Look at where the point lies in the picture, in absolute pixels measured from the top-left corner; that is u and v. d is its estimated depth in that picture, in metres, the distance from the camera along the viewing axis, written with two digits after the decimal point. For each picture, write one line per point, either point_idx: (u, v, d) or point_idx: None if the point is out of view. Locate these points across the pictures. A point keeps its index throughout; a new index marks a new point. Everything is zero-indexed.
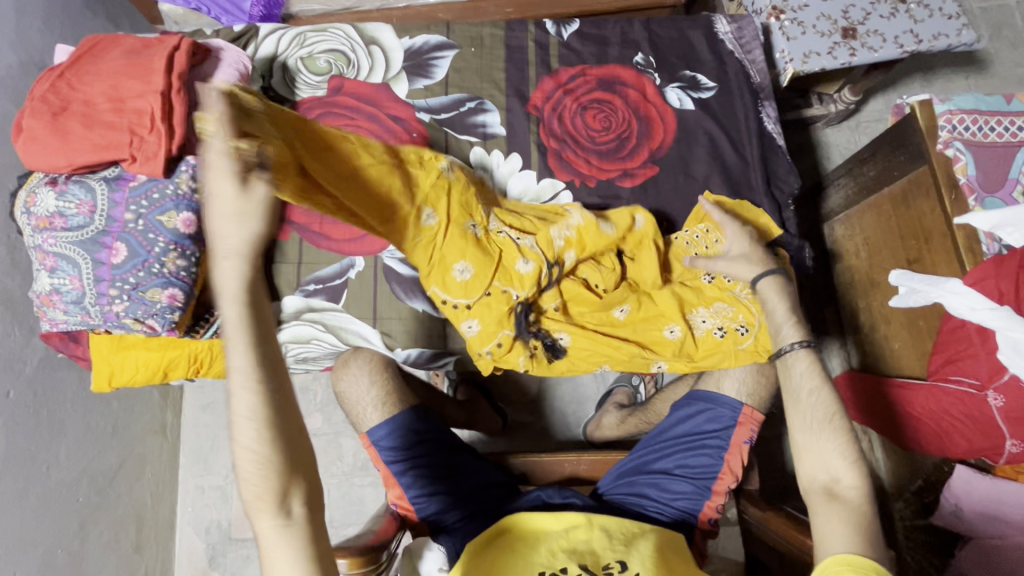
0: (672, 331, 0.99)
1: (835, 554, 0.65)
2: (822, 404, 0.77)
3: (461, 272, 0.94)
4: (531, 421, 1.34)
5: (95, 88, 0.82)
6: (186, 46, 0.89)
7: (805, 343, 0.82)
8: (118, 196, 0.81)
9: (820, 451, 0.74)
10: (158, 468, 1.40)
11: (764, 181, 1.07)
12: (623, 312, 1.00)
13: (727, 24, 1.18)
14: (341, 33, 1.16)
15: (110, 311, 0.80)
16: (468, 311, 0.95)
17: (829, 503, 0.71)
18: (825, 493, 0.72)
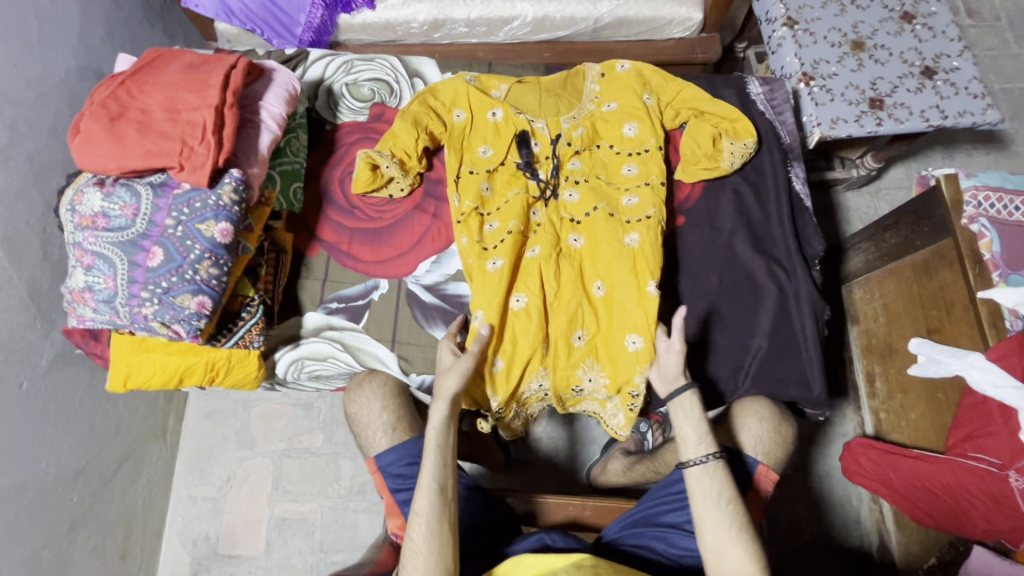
0: (633, 342, 0.97)
1: None
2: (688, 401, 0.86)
3: (519, 300, 0.99)
4: (537, 461, 1.31)
5: (153, 98, 0.85)
6: (242, 65, 0.93)
7: (715, 456, 0.82)
8: (161, 202, 0.83)
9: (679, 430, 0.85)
10: (153, 473, 1.39)
11: (791, 239, 1.07)
12: (600, 289, 1.00)
13: (759, 86, 1.22)
14: (387, 64, 1.21)
15: (139, 312, 0.81)
16: (517, 287, 1.00)
17: None
18: None
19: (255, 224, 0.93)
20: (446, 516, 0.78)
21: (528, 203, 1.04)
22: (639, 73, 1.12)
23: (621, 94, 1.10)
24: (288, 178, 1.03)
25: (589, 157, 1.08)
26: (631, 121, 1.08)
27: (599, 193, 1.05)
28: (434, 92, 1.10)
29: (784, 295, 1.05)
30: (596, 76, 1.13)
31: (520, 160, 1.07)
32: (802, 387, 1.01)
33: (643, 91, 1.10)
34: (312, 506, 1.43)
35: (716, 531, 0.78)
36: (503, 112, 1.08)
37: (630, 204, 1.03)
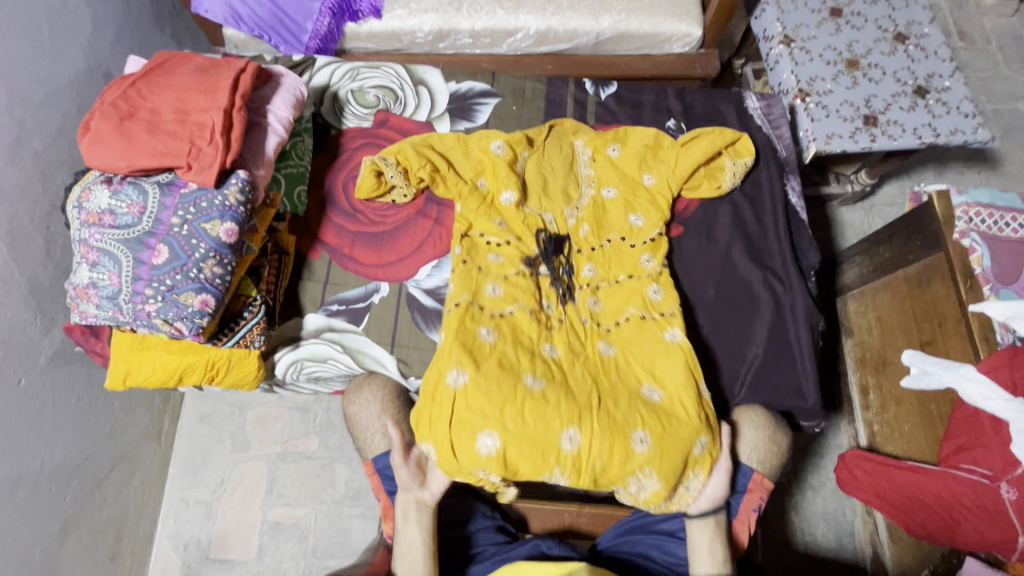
0: (639, 442, 0.86)
1: None
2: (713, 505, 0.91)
3: (531, 381, 0.89)
4: None
5: (163, 99, 0.87)
6: (252, 69, 0.95)
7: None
8: (168, 201, 0.83)
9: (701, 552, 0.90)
10: (146, 475, 1.38)
11: (788, 251, 1.09)
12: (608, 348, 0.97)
13: (757, 101, 1.25)
14: (392, 72, 1.24)
15: (142, 310, 0.81)
16: (531, 365, 0.90)
17: None
18: None
19: (260, 225, 0.94)
20: None
21: (540, 291, 1.00)
22: (625, 148, 1.12)
23: (617, 179, 1.09)
24: (292, 181, 1.04)
25: (602, 257, 1.05)
26: (638, 214, 1.07)
27: (620, 293, 1.02)
28: (438, 142, 1.07)
29: (779, 306, 1.06)
30: (589, 160, 1.11)
31: (534, 249, 1.03)
32: (797, 397, 1.01)
33: (642, 172, 1.10)
34: (306, 510, 1.43)
35: None
36: (517, 196, 1.04)
37: (658, 296, 1.00)
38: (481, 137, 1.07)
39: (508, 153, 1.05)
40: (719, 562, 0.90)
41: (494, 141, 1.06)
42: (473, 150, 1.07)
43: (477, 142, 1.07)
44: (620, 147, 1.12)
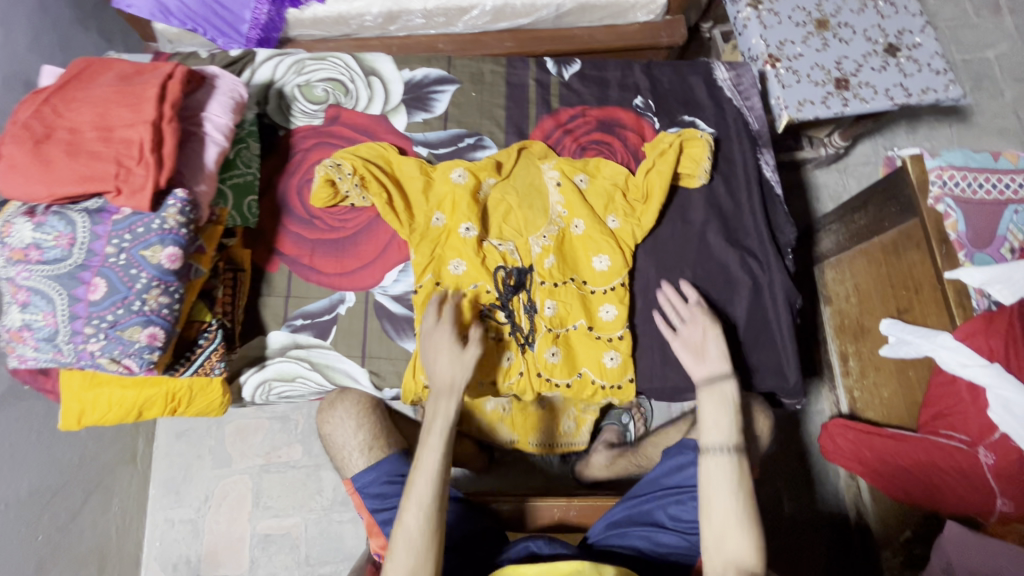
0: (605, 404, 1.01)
1: None
2: (732, 508, 0.79)
3: None
4: (520, 456, 1.38)
5: (82, 115, 0.79)
6: (180, 74, 0.87)
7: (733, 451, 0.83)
8: (100, 229, 0.76)
9: (731, 548, 0.77)
10: (125, 500, 1.34)
11: (763, 226, 1.06)
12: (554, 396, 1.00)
13: (726, 71, 1.19)
14: (340, 62, 1.16)
15: (84, 350, 0.75)
16: None
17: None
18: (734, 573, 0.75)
19: (207, 245, 0.87)
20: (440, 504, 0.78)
21: (500, 344, 0.99)
22: (592, 181, 1.07)
23: (585, 211, 1.04)
24: (241, 192, 0.97)
25: (563, 292, 1.01)
26: (604, 254, 1.03)
27: (579, 348, 1.00)
28: (397, 164, 1.05)
29: (757, 286, 1.04)
30: (555, 185, 1.06)
31: (495, 293, 1.00)
32: (778, 377, 1.01)
33: (607, 212, 1.05)
34: (295, 519, 1.42)
35: (724, 518, 0.79)
36: (477, 229, 1.01)
37: (608, 316, 1.01)
38: (443, 168, 1.04)
39: (469, 180, 1.02)
40: (723, 431, 0.86)
41: (454, 170, 1.03)
42: (435, 186, 1.04)
43: (439, 174, 1.04)
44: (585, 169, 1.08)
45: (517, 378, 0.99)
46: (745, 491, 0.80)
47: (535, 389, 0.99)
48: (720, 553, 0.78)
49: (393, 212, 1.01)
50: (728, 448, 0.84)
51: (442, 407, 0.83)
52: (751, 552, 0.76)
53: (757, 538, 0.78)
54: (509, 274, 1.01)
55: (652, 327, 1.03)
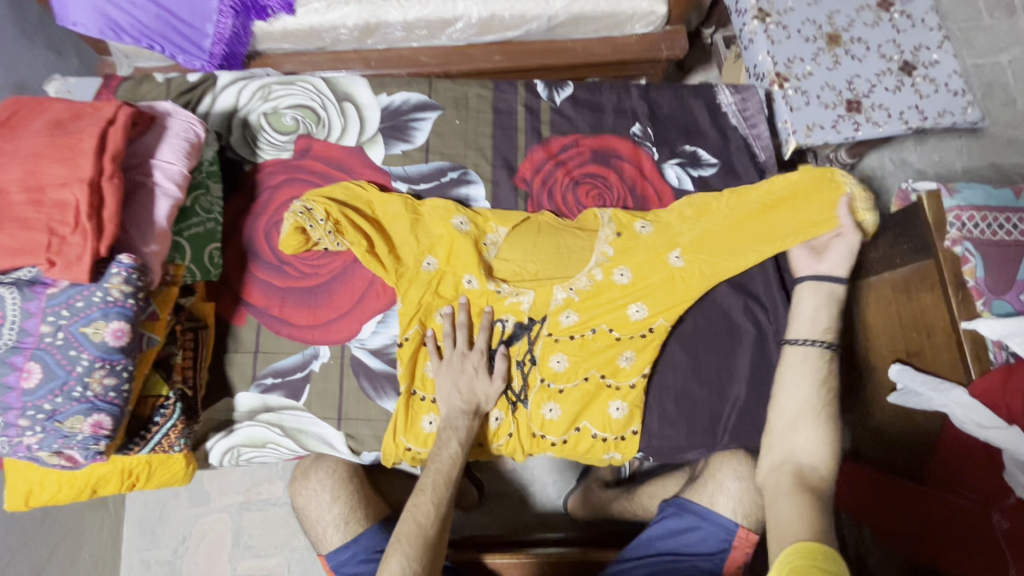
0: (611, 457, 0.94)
1: (801, 542, 0.70)
2: (807, 401, 0.86)
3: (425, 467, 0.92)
4: (511, 492, 1.32)
5: (9, 174, 0.70)
6: (124, 118, 0.77)
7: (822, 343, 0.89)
8: (32, 305, 0.68)
9: (796, 437, 0.84)
10: (96, 546, 1.28)
11: (770, 268, 0.99)
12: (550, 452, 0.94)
13: (730, 95, 1.11)
14: (310, 87, 1.06)
15: (19, 443, 0.67)
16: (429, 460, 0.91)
17: (798, 482, 0.80)
18: (796, 470, 0.81)
19: (161, 309, 0.79)
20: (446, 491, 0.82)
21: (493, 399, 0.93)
22: (616, 220, 0.98)
23: (631, 258, 0.96)
24: (200, 242, 0.87)
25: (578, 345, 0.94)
26: (639, 304, 0.95)
27: (578, 403, 0.94)
28: (381, 205, 0.97)
29: (763, 335, 0.98)
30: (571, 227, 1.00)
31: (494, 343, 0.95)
32: None
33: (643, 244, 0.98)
34: (277, 559, 1.36)
35: (800, 407, 0.86)
36: (478, 278, 0.95)
37: (625, 365, 0.94)
38: (439, 209, 0.98)
39: (470, 228, 0.96)
40: (822, 327, 0.91)
41: (453, 214, 0.97)
42: (425, 227, 0.97)
43: (429, 214, 0.97)
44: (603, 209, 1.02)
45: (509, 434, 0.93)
46: (822, 382, 0.87)
47: (531, 444, 0.94)
48: (780, 443, 0.85)
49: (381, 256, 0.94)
50: (817, 340, 0.90)
51: (423, 501, 0.81)
52: (811, 449, 0.83)
53: (829, 435, 0.84)
54: (508, 323, 0.96)
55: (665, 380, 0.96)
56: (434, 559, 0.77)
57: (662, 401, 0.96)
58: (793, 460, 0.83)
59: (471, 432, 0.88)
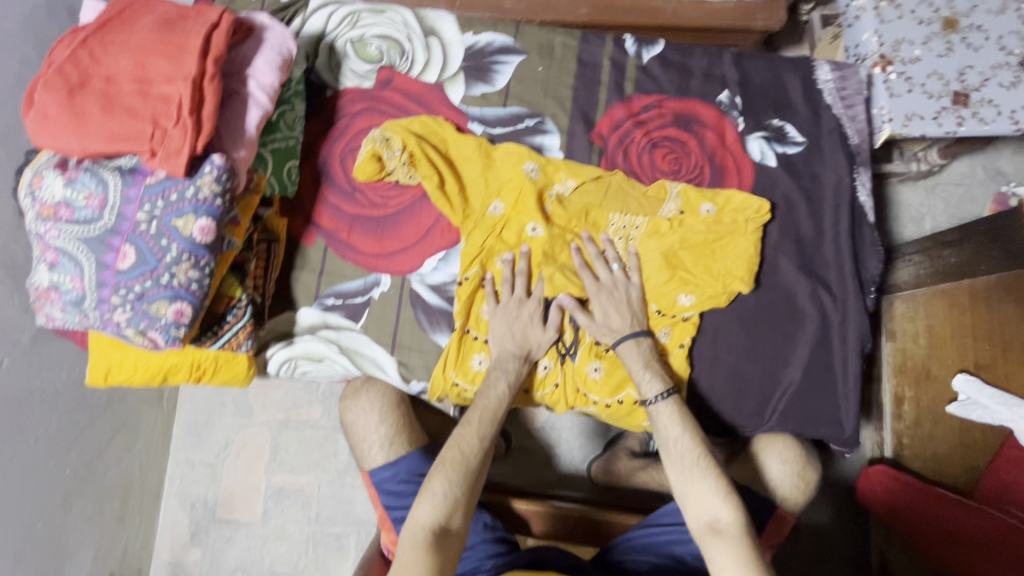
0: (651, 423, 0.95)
1: None
2: (686, 450, 0.82)
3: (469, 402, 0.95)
4: (536, 448, 1.33)
5: (119, 64, 0.73)
6: (226, 24, 0.79)
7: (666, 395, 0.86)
8: (131, 192, 0.71)
9: (694, 494, 0.79)
10: (149, 439, 1.37)
11: (846, 257, 0.95)
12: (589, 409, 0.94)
13: (829, 72, 1.05)
14: (398, 18, 1.05)
15: (110, 319, 0.72)
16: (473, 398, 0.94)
17: (715, 538, 0.77)
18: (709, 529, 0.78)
19: (243, 215, 0.82)
20: (492, 426, 0.84)
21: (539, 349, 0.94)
22: (684, 197, 0.97)
23: (693, 228, 0.95)
24: (282, 156, 0.92)
25: None
26: (695, 285, 0.94)
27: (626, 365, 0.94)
28: (455, 144, 0.97)
29: (827, 324, 0.94)
30: (640, 190, 0.98)
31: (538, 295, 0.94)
32: (833, 426, 0.93)
33: (708, 211, 0.96)
34: (309, 478, 1.43)
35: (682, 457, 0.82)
36: (543, 228, 0.95)
37: (666, 337, 0.93)
38: (512, 156, 0.97)
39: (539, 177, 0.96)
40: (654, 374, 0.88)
41: (525, 163, 0.97)
42: (496, 171, 0.97)
43: (502, 158, 0.97)
44: (675, 181, 0.99)
45: (551, 385, 0.94)
46: (686, 432, 0.83)
47: (569, 397, 0.94)
48: (692, 499, 0.80)
49: (448, 195, 0.94)
50: (659, 396, 0.86)
51: (469, 432, 0.83)
52: (731, 514, 0.77)
53: (714, 481, 0.80)
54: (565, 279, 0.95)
55: (715, 358, 0.95)
56: (474, 489, 0.80)
57: (711, 375, 0.95)
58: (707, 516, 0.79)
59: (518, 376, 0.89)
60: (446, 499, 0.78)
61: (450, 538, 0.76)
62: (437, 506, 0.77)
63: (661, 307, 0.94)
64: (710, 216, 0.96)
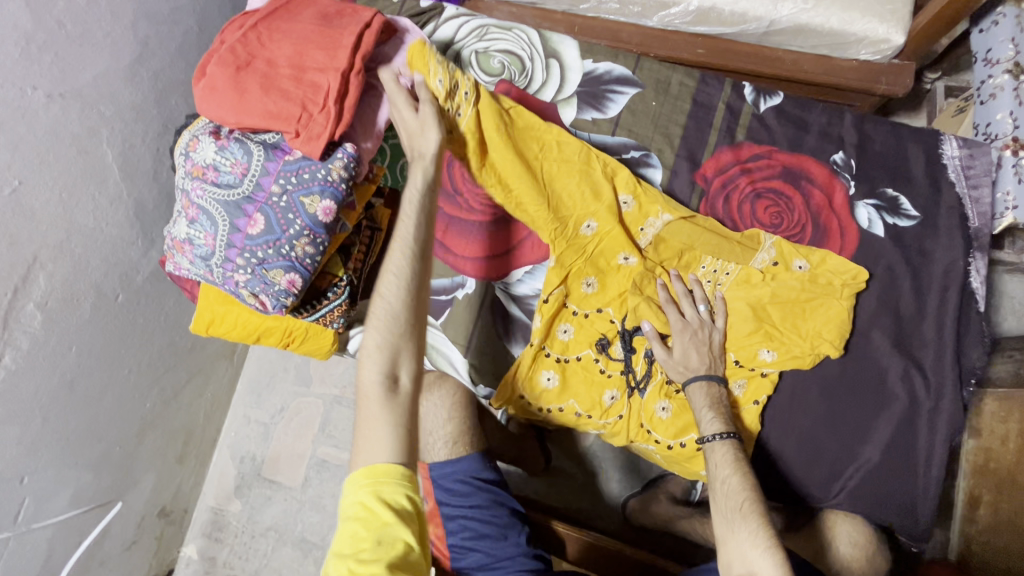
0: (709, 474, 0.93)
1: None
2: (732, 492, 0.76)
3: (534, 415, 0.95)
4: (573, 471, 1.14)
5: (282, 50, 0.80)
6: (377, 24, 0.84)
7: (726, 435, 0.82)
8: (271, 166, 0.78)
9: (736, 543, 0.72)
10: (217, 390, 1.46)
11: (949, 343, 0.91)
12: (650, 447, 0.93)
13: (957, 147, 1.00)
14: (524, 36, 1.09)
15: (231, 277, 0.79)
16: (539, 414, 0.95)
17: None
18: None
19: (357, 202, 0.88)
20: (416, 265, 0.74)
21: (608, 378, 0.94)
22: (780, 250, 0.95)
23: (785, 284, 0.92)
24: (397, 153, 0.99)
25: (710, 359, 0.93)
26: (777, 346, 0.92)
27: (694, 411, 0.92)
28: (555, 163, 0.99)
29: (915, 409, 0.90)
30: (735, 236, 0.97)
31: (616, 324, 0.95)
32: (907, 516, 0.88)
33: (801, 267, 0.93)
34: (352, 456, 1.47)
35: (728, 500, 0.76)
36: (634, 259, 0.95)
37: (739, 390, 0.92)
38: (610, 182, 0.98)
39: (635, 210, 0.97)
40: (718, 418, 0.84)
41: (623, 194, 0.98)
42: (591, 195, 0.98)
43: (600, 183, 0.98)
44: (773, 234, 0.97)
45: (615, 414, 0.93)
46: (741, 473, 0.77)
47: (631, 430, 0.93)
48: (730, 546, 0.72)
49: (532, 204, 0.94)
50: (718, 435, 0.82)
51: (387, 277, 0.73)
52: (772, 570, 0.68)
53: (762, 531, 0.71)
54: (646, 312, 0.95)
55: (788, 421, 0.92)
56: (414, 328, 0.72)
57: (783, 438, 0.92)
58: (743, 569, 0.71)
59: (431, 178, 0.78)
60: (385, 348, 0.70)
61: (404, 386, 0.70)
62: (378, 357, 0.69)
63: (738, 359, 0.92)
64: (804, 274, 0.93)
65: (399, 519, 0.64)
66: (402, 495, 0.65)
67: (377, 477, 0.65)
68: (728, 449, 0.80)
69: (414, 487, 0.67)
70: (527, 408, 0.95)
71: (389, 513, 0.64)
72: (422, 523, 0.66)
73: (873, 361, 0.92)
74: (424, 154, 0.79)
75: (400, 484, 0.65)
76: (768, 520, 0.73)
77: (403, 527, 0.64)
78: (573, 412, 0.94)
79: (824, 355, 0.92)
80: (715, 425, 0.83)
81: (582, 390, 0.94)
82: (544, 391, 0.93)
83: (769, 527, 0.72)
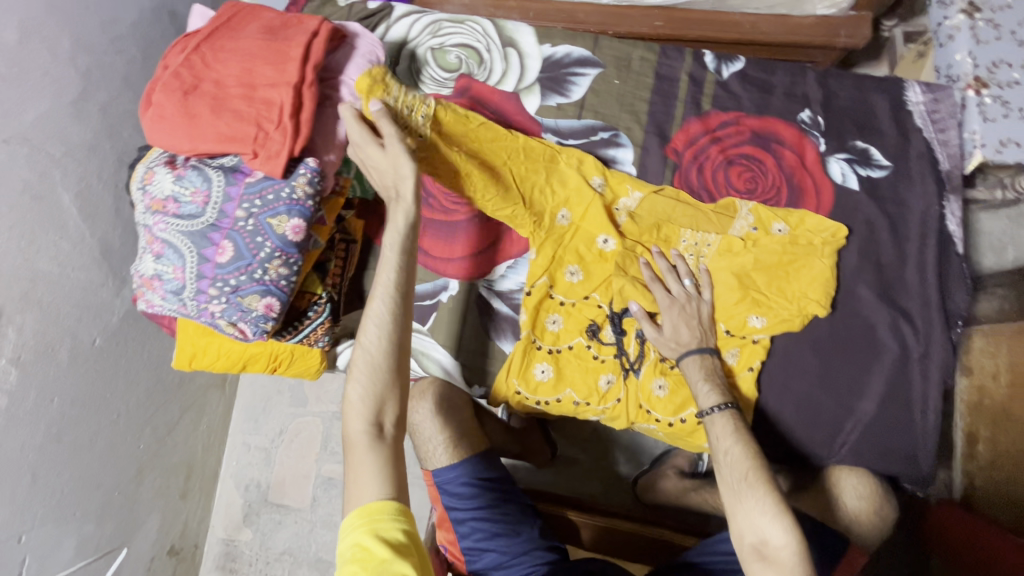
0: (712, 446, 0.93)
1: None
2: (736, 462, 0.76)
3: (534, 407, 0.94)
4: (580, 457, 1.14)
5: (228, 68, 0.77)
6: (325, 32, 0.82)
7: (726, 406, 0.81)
8: (232, 190, 0.76)
9: (745, 512, 0.72)
10: (212, 421, 1.44)
11: (931, 288, 0.92)
12: (651, 427, 0.93)
13: (921, 93, 1.01)
14: (478, 28, 1.07)
15: (206, 308, 0.77)
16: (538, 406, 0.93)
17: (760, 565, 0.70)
18: (755, 554, 0.71)
19: (328, 216, 0.86)
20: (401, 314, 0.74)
21: (602, 363, 0.93)
22: (756, 215, 0.95)
23: (766, 248, 0.92)
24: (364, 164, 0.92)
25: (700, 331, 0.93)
26: (766, 312, 0.92)
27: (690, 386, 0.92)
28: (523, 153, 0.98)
29: (907, 357, 0.91)
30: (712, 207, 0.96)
31: (604, 309, 0.95)
32: (910, 463, 0.89)
33: (780, 231, 0.93)
34: None
35: (733, 472, 0.76)
36: (615, 241, 0.95)
37: (732, 359, 0.92)
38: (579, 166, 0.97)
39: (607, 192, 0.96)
40: (714, 390, 0.84)
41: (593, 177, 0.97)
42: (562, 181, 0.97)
43: (571, 169, 0.97)
44: (749, 200, 0.97)
45: (613, 398, 0.93)
46: (744, 445, 0.77)
47: (630, 413, 0.92)
48: (739, 517, 0.73)
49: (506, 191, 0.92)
50: (717, 407, 0.81)
51: (370, 328, 0.73)
52: (782, 536, 0.69)
53: (770, 499, 0.72)
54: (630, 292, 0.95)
55: (783, 385, 0.92)
56: (398, 375, 0.73)
57: (782, 403, 0.92)
58: (755, 537, 0.72)
59: (410, 221, 0.75)
60: (370, 398, 0.71)
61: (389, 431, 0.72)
62: (363, 409, 0.70)
63: (729, 330, 0.92)
64: (784, 236, 0.93)
65: (397, 553, 0.64)
66: (397, 529, 0.66)
67: (372, 515, 0.66)
68: (730, 423, 0.80)
69: (410, 522, 0.68)
70: (525, 401, 0.93)
71: (386, 549, 0.63)
72: (421, 557, 0.66)
73: (861, 314, 0.93)
74: (401, 195, 0.75)
75: (394, 518, 0.66)
76: (774, 485, 0.73)
77: (401, 560, 0.63)
78: (572, 401, 0.92)
79: (813, 315, 0.92)
80: (713, 398, 0.83)
81: (578, 378, 0.93)
82: (540, 383, 0.92)
83: (777, 494, 0.72)
